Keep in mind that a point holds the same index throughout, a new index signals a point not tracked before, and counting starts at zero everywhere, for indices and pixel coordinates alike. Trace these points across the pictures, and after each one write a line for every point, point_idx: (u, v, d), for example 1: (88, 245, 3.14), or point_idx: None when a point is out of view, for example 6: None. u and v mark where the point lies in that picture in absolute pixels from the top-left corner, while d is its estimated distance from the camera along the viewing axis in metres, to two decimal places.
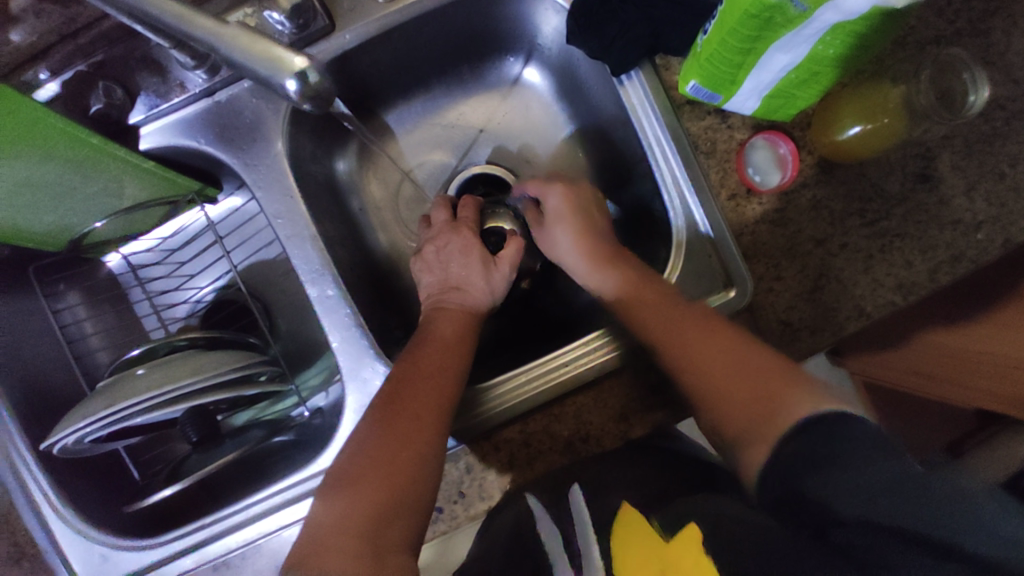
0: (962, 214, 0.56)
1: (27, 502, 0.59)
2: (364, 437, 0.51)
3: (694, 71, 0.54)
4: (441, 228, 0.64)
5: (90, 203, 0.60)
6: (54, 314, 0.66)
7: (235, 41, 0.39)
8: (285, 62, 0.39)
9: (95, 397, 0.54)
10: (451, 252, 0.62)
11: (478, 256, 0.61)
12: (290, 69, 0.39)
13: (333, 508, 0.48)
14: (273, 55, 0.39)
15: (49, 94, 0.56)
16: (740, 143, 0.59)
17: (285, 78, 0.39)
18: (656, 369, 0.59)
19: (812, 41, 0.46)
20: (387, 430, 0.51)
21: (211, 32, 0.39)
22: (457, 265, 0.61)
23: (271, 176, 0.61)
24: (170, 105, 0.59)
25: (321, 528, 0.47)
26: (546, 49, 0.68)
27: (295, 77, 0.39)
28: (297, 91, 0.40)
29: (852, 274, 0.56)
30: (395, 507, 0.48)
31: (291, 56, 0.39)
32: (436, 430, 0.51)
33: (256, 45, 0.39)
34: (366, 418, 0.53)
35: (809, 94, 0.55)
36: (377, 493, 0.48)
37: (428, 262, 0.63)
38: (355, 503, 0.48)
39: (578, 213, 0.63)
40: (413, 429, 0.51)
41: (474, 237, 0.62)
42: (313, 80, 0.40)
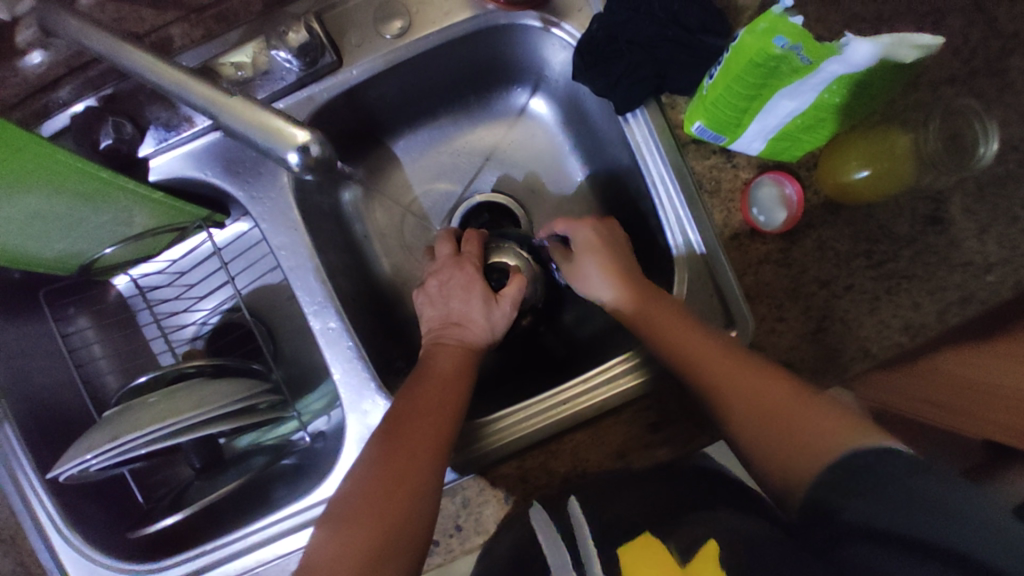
0: (972, 256, 0.55)
1: (34, 526, 0.60)
2: (363, 474, 0.51)
3: (699, 112, 0.54)
4: (444, 262, 0.64)
5: (101, 232, 0.61)
6: (63, 337, 0.68)
7: (238, 114, 0.42)
8: (284, 135, 0.42)
9: (101, 429, 0.54)
10: (453, 286, 0.63)
11: (479, 293, 0.62)
12: (291, 142, 0.42)
13: (331, 546, 0.48)
14: (275, 128, 0.42)
15: (76, 114, 0.57)
16: (746, 182, 0.58)
17: (287, 150, 0.42)
18: (654, 407, 0.59)
19: (818, 90, 0.46)
20: (383, 470, 0.50)
21: (215, 104, 0.43)
22: (458, 299, 0.62)
23: (277, 210, 0.62)
24: (179, 138, 0.60)
25: (321, 563, 0.47)
26: (553, 81, 0.68)
27: (296, 149, 0.41)
28: (299, 162, 0.42)
29: (857, 315, 0.56)
30: (392, 547, 0.48)
31: (292, 129, 0.42)
32: (437, 466, 0.51)
33: (257, 117, 0.42)
34: (366, 454, 0.53)
35: (815, 138, 0.54)
36: (373, 534, 0.48)
37: (430, 296, 0.63)
38: (352, 544, 0.47)
39: (605, 256, 0.62)
40: (410, 467, 0.50)
41: (476, 274, 0.63)
42: (315, 151, 0.42)
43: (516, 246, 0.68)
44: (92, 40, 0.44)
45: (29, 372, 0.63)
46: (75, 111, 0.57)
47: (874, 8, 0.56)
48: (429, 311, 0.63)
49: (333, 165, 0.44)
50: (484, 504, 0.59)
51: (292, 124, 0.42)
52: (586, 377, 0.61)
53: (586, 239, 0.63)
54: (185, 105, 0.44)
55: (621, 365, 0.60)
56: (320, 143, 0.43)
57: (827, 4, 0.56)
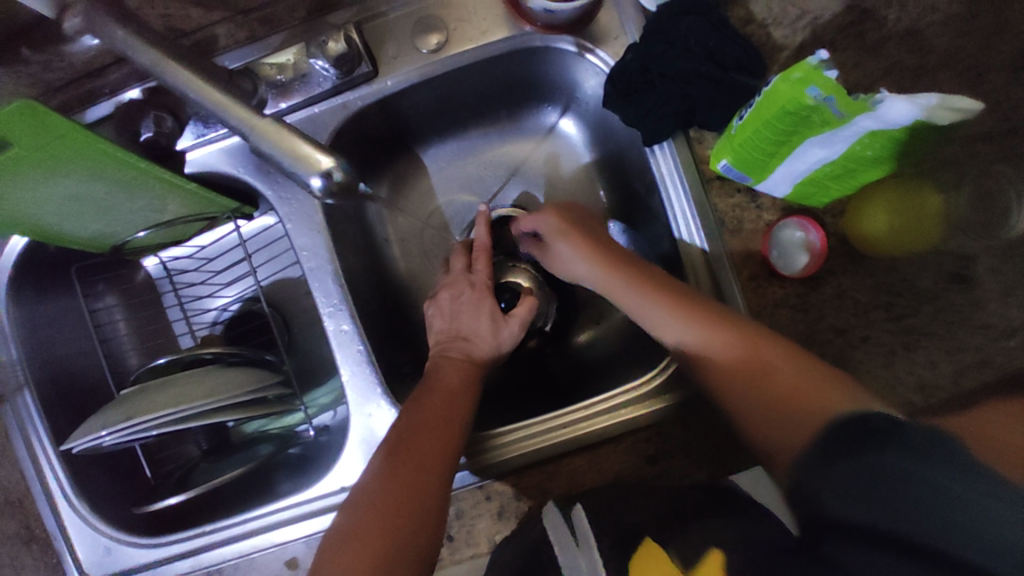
0: (995, 319, 0.53)
1: (44, 491, 0.64)
2: (369, 484, 0.51)
3: (726, 151, 0.53)
4: (458, 276, 0.66)
5: (134, 216, 0.63)
6: (91, 312, 0.71)
7: (267, 136, 0.43)
8: (309, 160, 0.43)
9: (117, 408, 0.57)
10: (464, 302, 0.64)
11: (489, 311, 0.63)
12: (314, 167, 0.43)
13: (335, 564, 0.47)
14: (301, 153, 0.43)
15: (127, 101, 0.61)
16: (768, 224, 0.57)
17: (309, 174, 0.43)
18: (654, 441, 0.59)
19: (849, 141, 0.46)
20: (389, 481, 0.51)
21: (249, 126, 0.44)
22: (472, 315, 0.63)
23: (301, 212, 0.64)
24: (216, 133, 0.62)
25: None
26: (583, 103, 0.69)
27: (318, 174, 0.42)
28: (321, 186, 0.43)
29: (872, 368, 0.54)
30: (394, 554, 0.47)
31: (316, 155, 0.42)
32: (442, 473, 0.52)
33: (286, 140, 0.43)
34: (372, 463, 0.54)
35: (843, 186, 0.53)
36: (377, 547, 0.47)
37: (443, 307, 0.65)
38: (355, 559, 0.47)
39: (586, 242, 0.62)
40: (415, 480, 0.51)
41: (487, 291, 0.64)
42: (337, 176, 0.43)
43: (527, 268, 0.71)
44: (117, 39, 0.43)
45: (54, 343, 0.67)
46: (127, 98, 0.61)
47: (917, 56, 0.54)
48: (439, 322, 0.65)
49: (355, 188, 0.45)
50: (477, 518, 0.60)
51: (316, 149, 0.43)
52: (587, 405, 0.61)
53: (552, 225, 0.64)
54: (219, 122, 0.45)
55: (624, 396, 0.60)
56: (343, 169, 0.43)
57: (868, 49, 0.55)
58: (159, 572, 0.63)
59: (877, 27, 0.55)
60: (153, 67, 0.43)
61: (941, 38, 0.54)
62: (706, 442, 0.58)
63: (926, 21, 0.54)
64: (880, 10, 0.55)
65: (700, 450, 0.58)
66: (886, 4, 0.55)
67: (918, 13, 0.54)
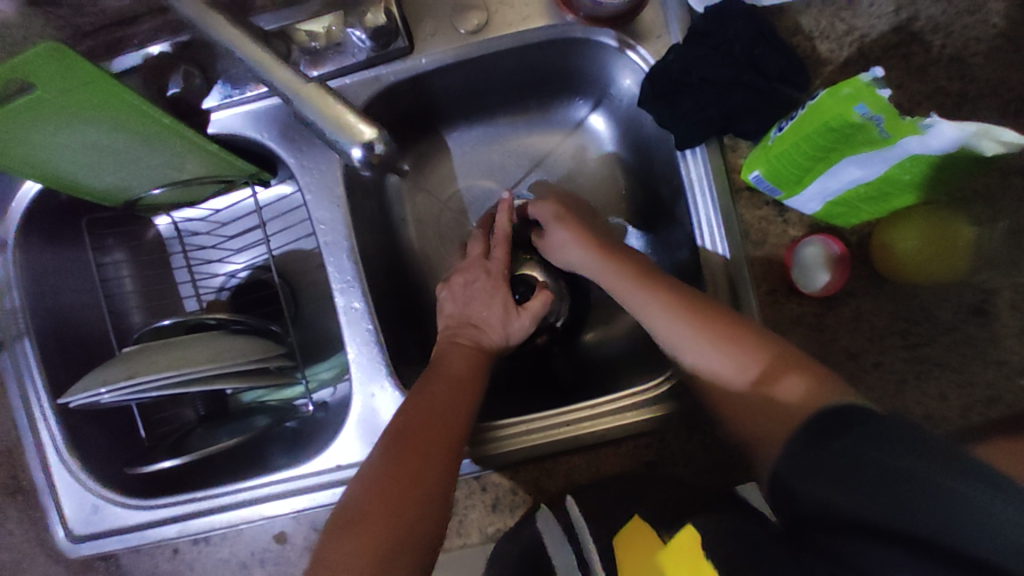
0: (1010, 355, 0.54)
1: (35, 442, 0.63)
2: (375, 469, 0.51)
3: (761, 161, 0.53)
4: (474, 263, 0.66)
5: (152, 171, 0.62)
6: (98, 266, 0.70)
7: (311, 102, 0.41)
8: (351, 130, 0.39)
9: (118, 364, 0.57)
10: (477, 289, 0.64)
11: (501, 300, 0.63)
12: (356, 137, 0.39)
13: (342, 546, 0.46)
14: (343, 121, 0.39)
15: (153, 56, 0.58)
16: (793, 239, 0.56)
17: (350, 145, 0.39)
18: (653, 448, 0.59)
19: (889, 163, 0.45)
20: (398, 465, 0.50)
21: (295, 92, 0.41)
22: (489, 301, 0.63)
23: (322, 183, 0.62)
24: (243, 97, 0.61)
25: (329, 562, 0.46)
26: (615, 100, 0.67)
27: (359, 145, 0.39)
28: (362, 159, 0.39)
29: (881, 395, 0.55)
30: (403, 539, 0.47)
31: (358, 124, 0.39)
32: (449, 459, 0.52)
33: (330, 109, 0.40)
34: (378, 446, 0.53)
35: (875, 210, 0.52)
36: (386, 532, 0.47)
37: (454, 293, 0.65)
38: (362, 545, 0.46)
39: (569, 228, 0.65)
40: (424, 466, 0.51)
41: (502, 281, 0.64)
42: (379, 149, 0.39)
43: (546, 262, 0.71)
44: None
45: (59, 294, 0.66)
46: (153, 52, 0.58)
47: (960, 83, 0.53)
48: (450, 305, 0.64)
49: (395, 164, 0.41)
50: (469, 509, 0.60)
51: (359, 118, 0.39)
52: (592, 404, 0.61)
53: (549, 211, 0.66)
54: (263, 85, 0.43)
55: (631, 399, 0.60)
56: (386, 143, 0.40)
57: (913, 71, 0.54)
58: (142, 537, 0.63)
59: (924, 50, 0.54)
60: (205, 28, 0.43)
61: (987, 67, 0.53)
62: (707, 454, 0.59)
63: (972, 50, 0.53)
64: (929, 33, 0.54)
65: (699, 461, 0.59)
66: (933, 29, 0.54)
67: (966, 41, 0.53)
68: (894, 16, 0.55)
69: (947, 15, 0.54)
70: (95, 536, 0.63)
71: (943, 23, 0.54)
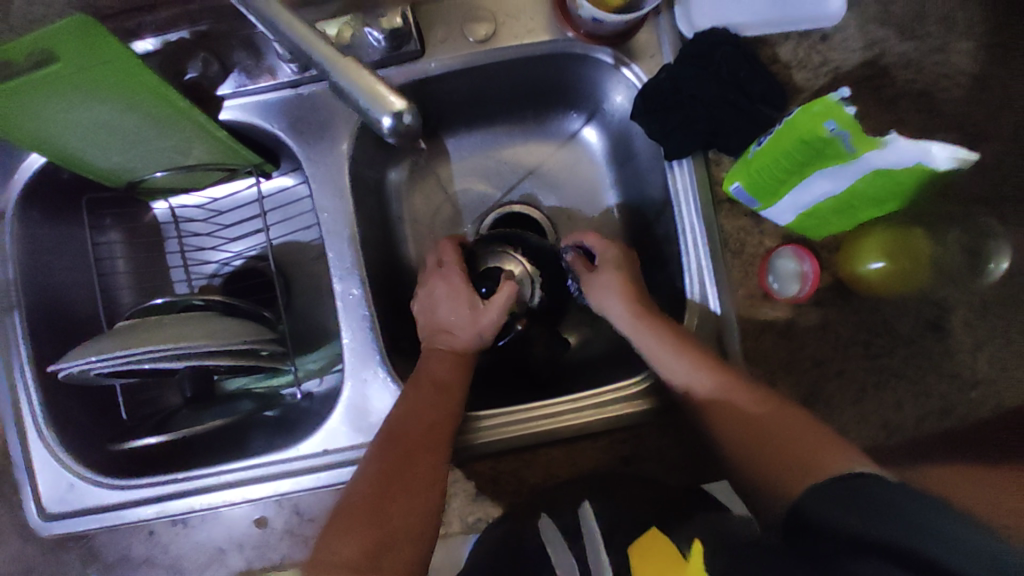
0: (963, 369, 0.58)
1: (14, 416, 0.62)
2: (366, 473, 0.55)
3: (741, 174, 0.57)
4: (432, 272, 0.69)
5: (158, 155, 0.64)
6: (94, 245, 0.70)
7: (343, 69, 0.38)
8: (382, 98, 0.37)
9: (111, 337, 0.57)
10: (438, 294, 0.67)
11: (466, 300, 0.66)
12: (386, 104, 0.37)
13: (340, 547, 0.51)
14: (374, 89, 0.37)
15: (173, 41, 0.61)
16: (768, 250, 0.61)
17: (381, 114, 0.37)
18: (631, 442, 0.62)
19: (855, 177, 0.50)
20: (385, 469, 0.55)
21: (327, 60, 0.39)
22: (445, 308, 0.66)
23: (328, 173, 0.65)
24: (257, 87, 0.63)
25: (329, 560, 0.51)
26: (608, 115, 0.72)
27: (389, 114, 0.36)
28: (390, 129, 0.37)
29: (844, 400, 0.59)
30: (394, 539, 0.52)
31: (389, 93, 0.37)
32: (434, 461, 0.56)
33: (362, 78, 0.38)
34: (369, 451, 0.57)
35: (843, 223, 0.57)
36: (376, 532, 0.52)
37: (421, 302, 0.68)
38: (356, 544, 0.51)
39: (629, 279, 0.66)
40: (409, 469, 0.55)
41: (460, 282, 0.67)
42: (407, 121, 0.37)
43: (518, 253, 0.71)
44: None
45: (52, 269, 0.66)
46: (172, 38, 0.61)
47: (920, 116, 0.59)
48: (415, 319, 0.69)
49: (420, 139, 0.39)
50: (451, 497, 0.62)
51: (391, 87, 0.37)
52: (577, 397, 0.61)
53: (612, 256, 0.67)
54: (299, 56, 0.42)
55: (614, 393, 0.61)
56: (415, 116, 0.37)
57: (879, 103, 0.60)
58: (117, 517, 0.61)
59: (888, 85, 0.60)
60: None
61: (943, 104, 0.59)
62: (680, 450, 0.62)
63: (931, 87, 0.59)
64: (894, 71, 0.60)
65: (673, 458, 0.62)
66: (899, 66, 0.60)
67: (926, 79, 0.59)
68: (862, 53, 0.60)
69: (910, 55, 0.60)
70: (68, 515, 0.62)
71: (907, 61, 0.60)
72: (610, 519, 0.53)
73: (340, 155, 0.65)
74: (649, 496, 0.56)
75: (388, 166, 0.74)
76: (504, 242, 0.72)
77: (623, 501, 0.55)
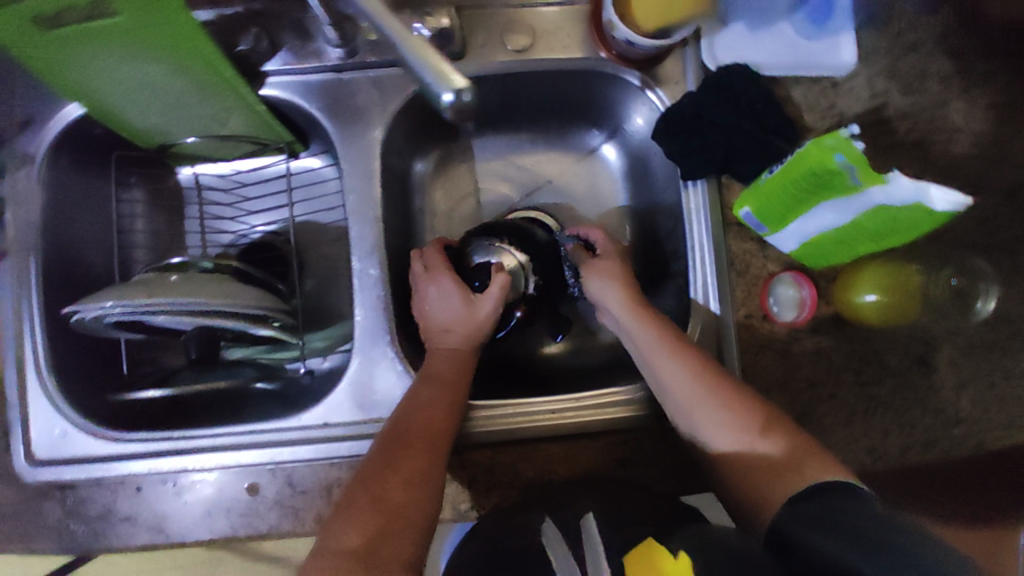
0: (947, 405, 0.62)
1: (17, 359, 0.62)
2: (371, 463, 0.56)
3: (751, 200, 0.61)
4: (419, 277, 0.69)
5: (195, 121, 0.66)
6: (117, 202, 0.72)
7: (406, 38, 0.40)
8: (445, 74, 0.39)
9: (127, 289, 0.58)
10: (431, 293, 0.68)
11: (459, 295, 0.67)
12: (449, 81, 0.39)
13: (347, 532, 0.51)
14: (438, 66, 0.39)
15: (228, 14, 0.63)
16: (769, 273, 0.64)
17: (442, 89, 0.39)
18: (627, 445, 0.64)
19: (857, 212, 0.53)
20: (391, 459, 0.56)
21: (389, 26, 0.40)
22: (439, 309, 0.68)
23: (359, 157, 0.67)
24: (302, 68, 0.66)
25: (337, 546, 0.50)
26: (629, 134, 0.76)
27: (451, 92, 0.38)
28: (449, 104, 0.39)
29: (833, 423, 0.62)
30: (401, 525, 0.52)
31: (452, 71, 0.39)
32: (437, 452, 0.57)
33: (425, 51, 0.39)
34: (373, 447, 0.58)
35: (844, 254, 0.60)
36: (383, 517, 0.52)
37: (419, 304, 0.69)
38: (363, 529, 0.51)
39: (618, 270, 0.68)
40: (412, 457, 0.56)
41: (450, 279, 0.67)
42: (466, 100, 0.39)
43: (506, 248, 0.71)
44: None
45: (74, 220, 0.67)
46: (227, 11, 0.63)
47: (921, 164, 0.64)
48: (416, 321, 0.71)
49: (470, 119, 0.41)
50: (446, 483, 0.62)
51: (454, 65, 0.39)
52: (575, 398, 0.65)
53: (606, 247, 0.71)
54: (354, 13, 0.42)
55: (612, 396, 0.65)
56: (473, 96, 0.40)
57: (882, 149, 0.64)
58: (105, 470, 0.62)
59: (892, 133, 0.64)
60: None
61: (942, 156, 0.64)
62: (677, 456, 0.64)
63: (932, 139, 0.64)
64: (898, 120, 0.65)
65: (666, 465, 0.64)
66: (901, 116, 0.65)
67: (928, 131, 0.64)
68: (870, 101, 0.65)
69: (914, 108, 0.65)
70: (56, 463, 0.62)
71: (911, 113, 0.65)
72: (608, 520, 0.54)
73: (373, 141, 0.68)
74: (645, 503, 0.58)
75: (414, 159, 0.77)
76: (491, 235, 0.72)
77: (616, 506, 0.56)
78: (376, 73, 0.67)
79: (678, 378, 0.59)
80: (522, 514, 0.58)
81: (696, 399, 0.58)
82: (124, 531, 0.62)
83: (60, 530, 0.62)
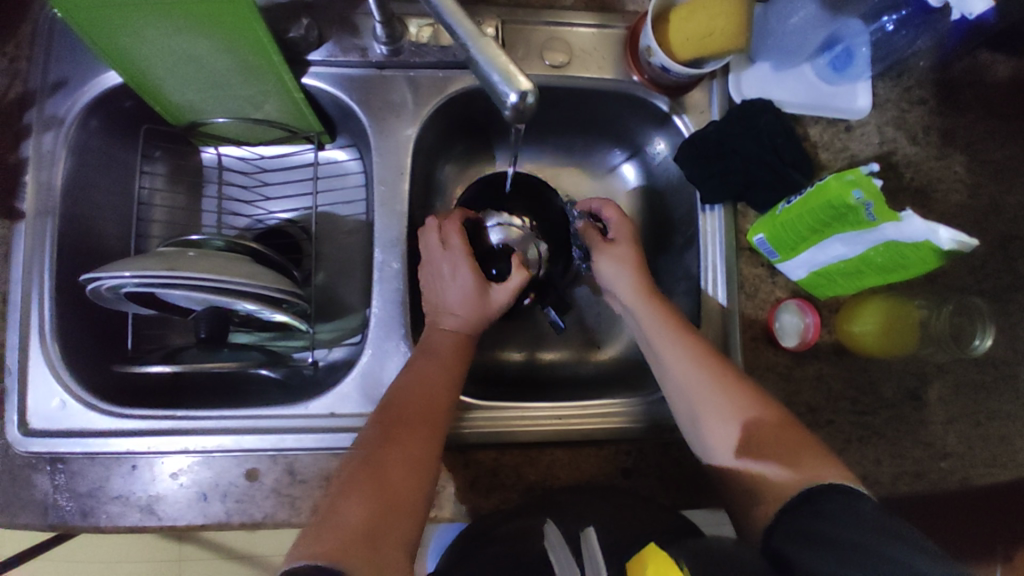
0: (936, 439, 0.64)
1: (21, 321, 0.61)
2: (371, 440, 0.54)
3: (766, 227, 0.64)
4: (433, 250, 0.67)
5: (230, 102, 0.67)
6: (139, 174, 0.71)
7: (476, 37, 0.42)
8: (512, 75, 0.41)
9: (148, 260, 0.57)
10: (442, 269, 0.66)
11: (470, 274, 0.65)
12: (514, 82, 0.41)
13: (352, 507, 0.49)
14: (506, 66, 0.41)
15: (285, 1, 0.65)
16: (776, 299, 0.67)
17: (507, 89, 0.41)
18: (631, 455, 0.65)
19: (868, 246, 0.56)
20: (392, 436, 0.54)
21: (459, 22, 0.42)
22: (447, 286, 0.66)
23: (391, 151, 0.69)
24: (345, 61, 0.67)
25: (341, 522, 0.48)
26: (649, 156, 0.79)
27: (517, 93, 0.41)
28: (512, 104, 0.41)
29: (831, 448, 0.64)
30: (402, 506, 0.51)
31: (517, 73, 0.41)
32: (436, 434, 0.56)
33: (493, 50, 0.41)
34: (369, 424, 0.56)
35: (848, 286, 0.63)
36: (386, 496, 0.50)
37: (427, 279, 0.68)
38: (366, 505, 0.49)
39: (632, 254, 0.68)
40: (410, 435, 0.55)
41: (462, 258, 0.66)
42: (529, 101, 0.41)
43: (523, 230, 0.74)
44: None
45: (95, 186, 0.67)
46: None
47: (920, 210, 0.68)
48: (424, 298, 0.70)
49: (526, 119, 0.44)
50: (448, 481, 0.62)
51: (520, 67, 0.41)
52: (582, 404, 0.66)
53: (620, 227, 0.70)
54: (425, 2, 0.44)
55: (620, 404, 0.66)
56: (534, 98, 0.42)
57: (888, 192, 0.68)
58: (101, 444, 0.60)
59: (898, 178, 0.68)
60: None
61: (940, 204, 0.68)
62: (678, 470, 0.65)
63: (933, 188, 0.68)
64: (905, 167, 0.69)
65: (667, 479, 0.64)
66: (906, 163, 0.69)
67: (930, 180, 0.68)
68: (878, 147, 0.69)
69: (918, 157, 0.69)
70: (50, 434, 0.60)
71: (916, 162, 0.69)
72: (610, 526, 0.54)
73: (406, 138, 0.69)
74: (646, 511, 0.58)
75: (439, 161, 0.79)
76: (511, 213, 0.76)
77: (622, 513, 0.57)
78: (415, 73, 0.69)
79: (682, 363, 0.60)
80: (524, 516, 0.57)
81: (703, 401, 0.59)
82: (113, 510, 0.60)
83: (46, 503, 0.60)
